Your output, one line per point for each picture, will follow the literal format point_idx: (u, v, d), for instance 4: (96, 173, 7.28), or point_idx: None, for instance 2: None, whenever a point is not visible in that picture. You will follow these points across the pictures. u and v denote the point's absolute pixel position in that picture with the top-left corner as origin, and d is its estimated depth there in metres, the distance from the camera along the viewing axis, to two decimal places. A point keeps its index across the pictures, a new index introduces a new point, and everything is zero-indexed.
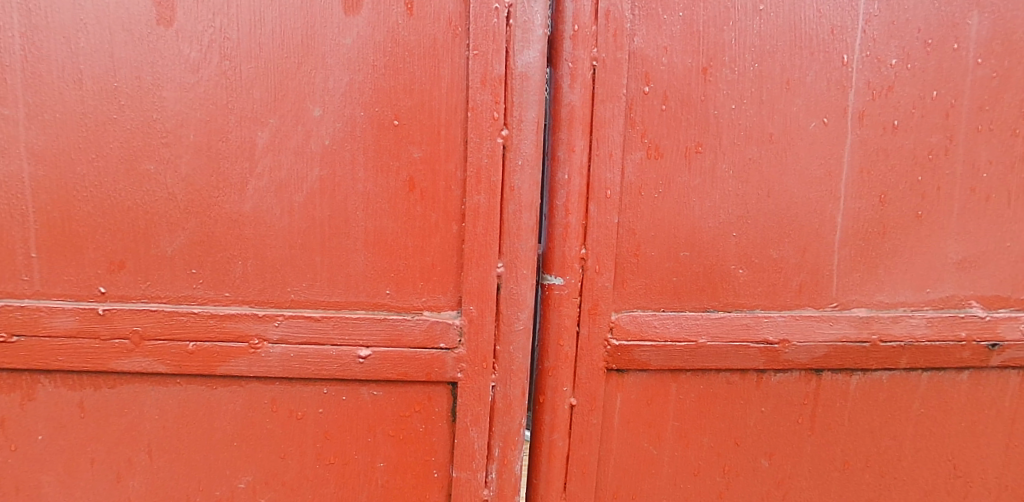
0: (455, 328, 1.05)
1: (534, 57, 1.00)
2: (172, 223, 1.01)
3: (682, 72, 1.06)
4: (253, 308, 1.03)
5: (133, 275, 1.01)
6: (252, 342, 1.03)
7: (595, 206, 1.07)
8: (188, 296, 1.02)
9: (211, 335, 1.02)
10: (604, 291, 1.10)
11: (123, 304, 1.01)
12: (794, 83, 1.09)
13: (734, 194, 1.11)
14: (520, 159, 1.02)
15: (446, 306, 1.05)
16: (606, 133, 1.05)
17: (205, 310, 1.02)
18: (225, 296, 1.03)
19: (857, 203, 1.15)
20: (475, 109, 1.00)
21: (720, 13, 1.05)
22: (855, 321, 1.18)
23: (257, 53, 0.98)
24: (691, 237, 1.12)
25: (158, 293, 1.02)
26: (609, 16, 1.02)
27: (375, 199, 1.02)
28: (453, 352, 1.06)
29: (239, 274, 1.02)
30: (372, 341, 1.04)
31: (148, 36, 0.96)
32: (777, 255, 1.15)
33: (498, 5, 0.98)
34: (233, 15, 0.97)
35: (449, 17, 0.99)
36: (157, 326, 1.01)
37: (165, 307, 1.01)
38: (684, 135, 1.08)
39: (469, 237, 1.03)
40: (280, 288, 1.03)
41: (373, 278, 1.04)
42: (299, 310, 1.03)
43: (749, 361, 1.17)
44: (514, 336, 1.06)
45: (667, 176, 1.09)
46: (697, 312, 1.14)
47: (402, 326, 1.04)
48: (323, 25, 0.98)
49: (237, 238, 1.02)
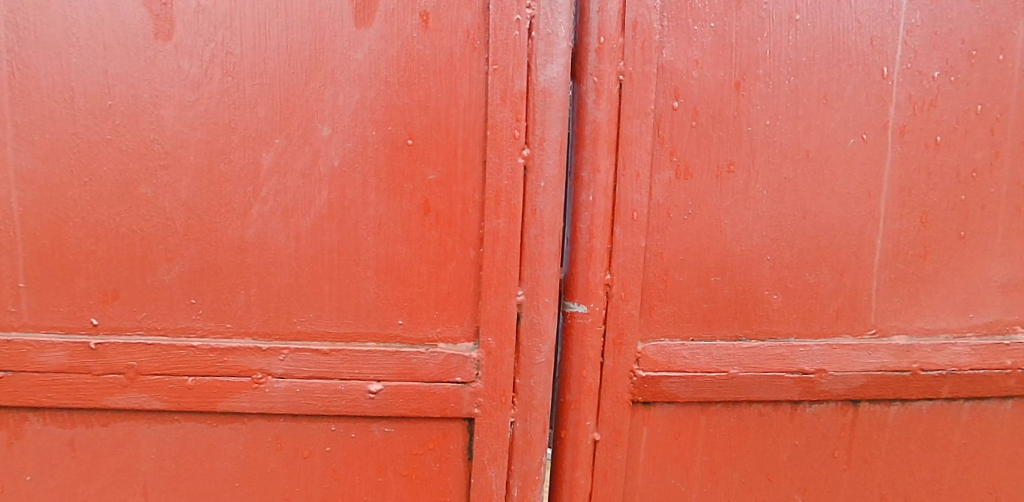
0: (472, 361, 0.98)
1: (557, 72, 0.94)
2: (170, 250, 0.94)
3: (713, 86, 0.99)
4: (256, 342, 0.96)
5: (127, 306, 0.94)
6: (255, 377, 0.96)
7: (621, 229, 1.00)
8: (187, 328, 0.95)
9: (212, 370, 0.95)
10: (631, 320, 1.03)
11: (116, 337, 0.94)
12: (831, 97, 1.02)
13: (768, 216, 1.04)
14: (543, 182, 0.95)
15: (462, 338, 0.99)
16: (633, 151, 0.98)
17: (204, 343, 0.95)
18: (226, 328, 0.96)
19: (897, 224, 1.08)
20: (495, 127, 0.94)
21: (754, 23, 0.99)
22: (894, 350, 1.11)
23: (260, 69, 0.92)
24: (723, 261, 1.05)
25: (154, 325, 0.95)
26: (637, 28, 0.95)
27: (387, 224, 0.96)
28: (470, 386, 0.99)
29: (241, 304, 0.96)
30: (383, 376, 0.97)
31: (143, 51, 0.90)
32: (813, 280, 1.08)
33: (520, 16, 0.92)
34: (236, 28, 0.91)
35: (467, 29, 0.93)
36: (153, 361, 0.94)
37: (162, 341, 0.95)
38: (716, 153, 1.01)
39: (487, 263, 0.96)
40: (284, 319, 0.96)
41: (386, 308, 0.97)
42: (306, 344, 0.97)
43: (783, 392, 1.10)
44: (534, 369, 0.99)
45: (697, 197, 1.02)
46: (728, 342, 1.07)
47: (416, 359, 0.97)
48: (332, 38, 0.92)
49: (240, 266, 0.95)
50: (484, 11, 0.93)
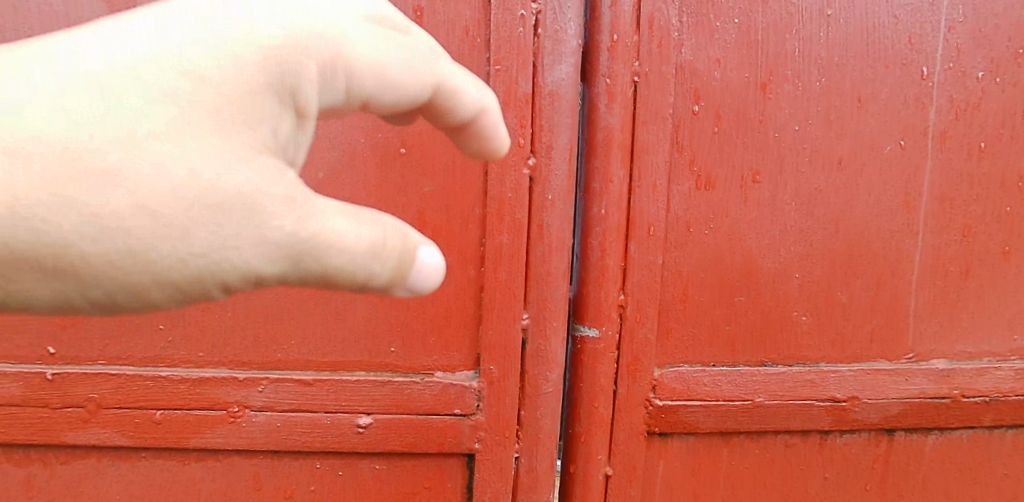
0: (472, 392, 0.89)
1: (566, 73, 0.85)
2: None
3: (738, 88, 0.90)
4: (233, 371, 0.87)
5: (88, 333, 0.86)
6: (231, 410, 0.87)
7: (636, 245, 0.91)
8: (155, 357, 0.87)
9: (183, 403, 0.87)
10: (646, 345, 0.94)
11: (77, 367, 0.86)
12: (866, 100, 0.93)
13: (798, 229, 0.95)
14: (550, 194, 0.87)
15: (461, 366, 0.90)
16: (648, 160, 0.89)
17: (174, 373, 0.86)
18: (199, 357, 0.87)
19: (937, 238, 0.99)
20: None
21: (782, 19, 0.90)
22: (934, 376, 1.02)
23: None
24: (748, 279, 0.95)
25: (118, 354, 0.86)
26: (653, 24, 0.86)
27: None
28: (470, 418, 0.90)
29: (216, 330, 0.87)
30: (374, 408, 0.88)
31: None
32: (845, 300, 0.98)
33: (525, 11, 0.84)
34: None
35: (467, 25, 0.84)
36: (118, 393, 0.86)
37: (128, 370, 0.86)
38: (740, 161, 0.92)
39: (489, 284, 0.88)
40: (264, 346, 0.87)
41: (378, 334, 0.89)
42: (288, 373, 0.88)
43: (812, 422, 1.01)
44: (542, 400, 0.90)
45: (719, 210, 0.93)
46: (753, 367, 0.98)
47: (410, 390, 0.89)
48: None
49: None
50: (485, 5, 0.84)
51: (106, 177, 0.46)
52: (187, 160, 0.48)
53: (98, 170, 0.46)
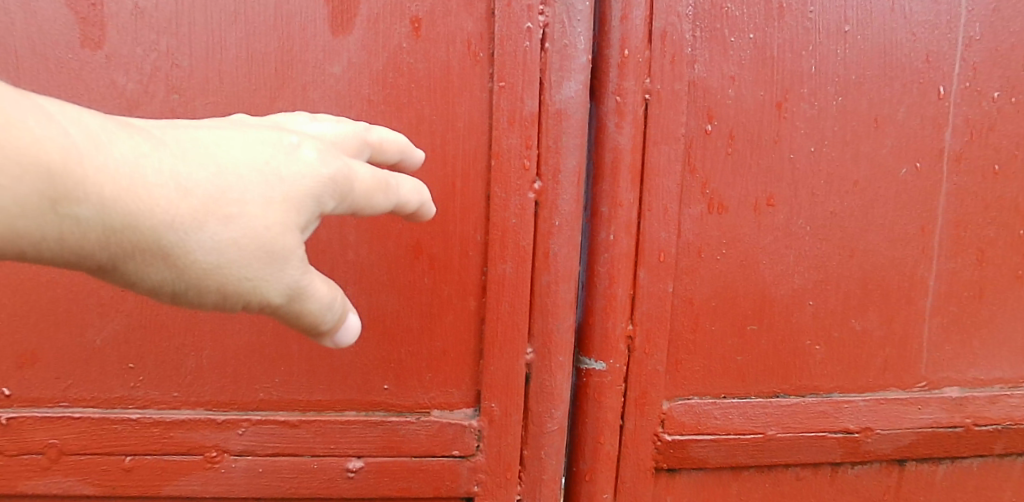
0: (472, 431, 0.84)
1: (575, 90, 0.80)
2: (102, 305, 0.77)
3: (752, 107, 0.85)
4: (211, 413, 0.81)
5: (45, 373, 0.78)
6: (209, 455, 0.81)
7: (645, 272, 0.86)
8: (123, 398, 0.79)
9: (156, 448, 0.80)
10: (655, 377, 0.89)
11: (34, 409, 0.78)
12: (882, 121, 0.89)
13: (811, 255, 0.91)
14: (558, 220, 0.82)
15: (460, 403, 0.85)
16: (660, 183, 0.84)
17: (145, 416, 0.79)
18: (173, 398, 0.80)
19: (951, 263, 0.95)
20: (501, 154, 0.80)
21: (798, 35, 0.85)
22: (947, 405, 0.99)
23: (214, 83, 0.76)
24: (760, 307, 0.91)
25: (82, 395, 0.79)
26: (666, 39, 0.81)
27: (371, 270, 0.81)
28: (469, 460, 0.85)
29: (192, 369, 0.80)
30: (365, 451, 0.83)
31: (67, 63, 0.74)
32: (859, 327, 0.94)
33: (532, 24, 0.78)
34: (184, 35, 0.75)
35: (468, 38, 0.79)
36: (82, 438, 0.79)
37: (93, 413, 0.79)
38: (752, 184, 0.87)
39: (492, 316, 0.83)
40: (246, 385, 0.81)
41: (369, 370, 0.82)
42: (270, 414, 0.81)
43: (825, 454, 0.96)
44: (546, 440, 0.85)
45: (731, 235, 0.88)
46: (765, 399, 0.94)
47: (405, 430, 0.83)
48: (302, 47, 0.77)
49: (188, 322, 0.79)
50: (488, 17, 0.79)
51: (215, 202, 0.51)
52: (274, 213, 0.53)
53: (208, 192, 0.51)
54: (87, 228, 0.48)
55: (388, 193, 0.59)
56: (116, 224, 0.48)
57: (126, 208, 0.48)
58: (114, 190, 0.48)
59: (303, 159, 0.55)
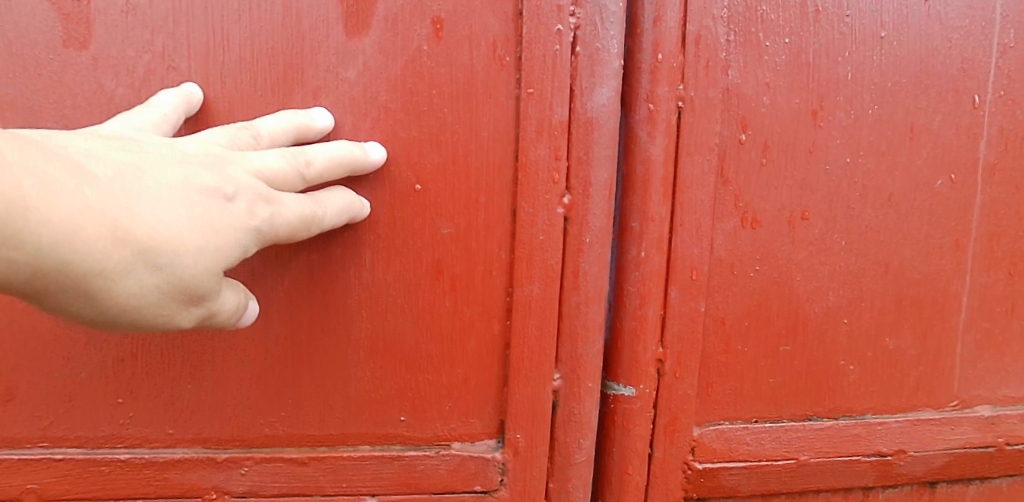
0: (495, 464, 0.82)
1: (608, 97, 0.75)
2: (88, 336, 0.74)
3: (788, 115, 0.81)
4: (211, 451, 0.78)
5: (25, 412, 0.75)
6: (207, 496, 0.79)
7: (677, 291, 0.81)
8: (111, 437, 0.77)
9: (149, 490, 0.78)
10: (686, 401, 0.84)
11: (13, 450, 0.76)
12: (918, 130, 0.85)
13: (846, 272, 0.86)
14: (588, 237, 0.78)
15: (482, 435, 0.82)
16: (691, 196, 0.79)
17: (135, 456, 0.77)
18: (166, 435, 0.78)
19: (985, 277, 0.91)
20: (528, 167, 0.76)
21: (834, 40, 0.81)
22: (980, 424, 0.94)
23: (217, 88, 0.71)
24: (794, 326, 0.86)
25: (65, 435, 0.76)
26: (700, 43, 0.76)
27: (388, 293, 0.78)
28: (492, 495, 0.82)
29: (189, 404, 0.77)
30: (379, 489, 0.81)
31: (47, 65, 0.68)
32: (892, 346, 0.90)
33: (562, 26, 0.73)
34: (181, 35, 0.70)
35: (494, 40, 0.74)
36: (64, 482, 0.76)
37: (77, 454, 0.76)
38: (786, 197, 0.83)
39: (519, 339, 0.79)
40: (250, 422, 0.79)
41: (386, 401, 0.80)
42: (275, 451, 0.79)
43: (857, 479, 0.92)
44: (575, 471, 0.83)
45: (766, 251, 0.83)
46: (798, 422, 0.89)
47: (423, 465, 0.81)
48: (314, 49, 0.72)
49: (187, 353, 0.76)
50: (515, 18, 0.75)
51: (149, 253, 0.54)
52: (202, 262, 0.57)
53: (143, 242, 0.54)
54: (20, 267, 0.50)
55: (312, 225, 0.66)
56: (53, 266, 0.51)
57: (62, 257, 0.51)
58: (54, 239, 0.50)
59: (237, 210, 0.60)
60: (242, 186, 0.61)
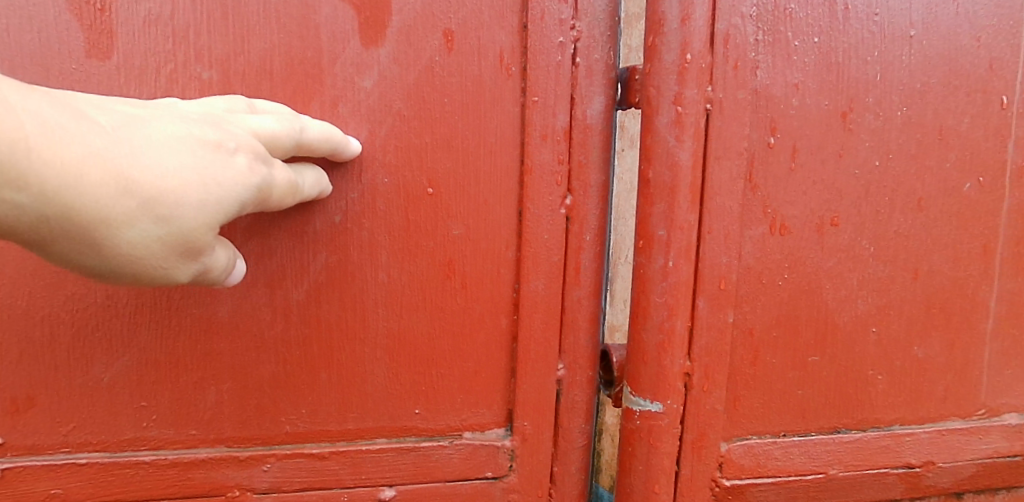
0: (505, 452, 0.82)
1: (601, 106, 0.77)
2: (110, 341, 0.72)
3: (817, 118, 0.78)
4: (232, 450, 0.77)
5: (46, 418, 0.72)
6: (231, 494, 0.77)
7: (706, 301, 0.77)
8: (134, 440, 0.75)
9: (172, 491, 0.76)
10: (714, 416, 0.81)
11: (33, 457, 0.73)
12: (947, 132, 0.82)
13: (875, 278, 0.83)
14: (589, 234, 0.79)
15: (492, 424, 0.82)
16: (719, 202, 0.76)
17: (159, 458, 0.75)
18: (189, 436, 0.76)
19: (1013, 282, 0.88)
20: (534, 170, 0.76)
21: (863, 40, 0.78)
22: (1007, 432, 0.91)
23: (239, 97, 0.70)
24: (822, 335, 0.83)
25: (86, 440, 0.74)
26: (729, 43, 0.73)
27: (402, 293, 0.77)
28: (502, 481, 0.82)
29: (211, 404, 0.76)
30: (397, 479, 0.80)
31: (70, 75, 0.67)
32: (920, 355, 0.87)
33: (564, 38, 0.74)
34: (203, 44, 0.69)
35: (501, 52, 0.74)
36: (88, 486, 0.74)
37: (100, 458, 0.74)
38: (815, 202, 0.80)
39: (525, 334, 0.80)
40: (270, 419, 0.77)
41: (400, 397, 0.79)
42: (295, 447, 0.78)
43: (885, 492, 0.89)
44: (573, 454, 0.84)
45: (795, 257, 0.80)
46: (826, 435, 0.86)
47: (438, 455, 0.80)
48: (332, 59, 0.71)
49: (205, 356, 0.74)
50: (521, 30, 0.75)
51: (154, 202, 0.51)
52: (206, 214, 0.54)
53: (146, 190, 0.51)
54: (22, 211, 0.48)
55: (297, 194, 0.64)
56: (57, 214, 0.48)
57: (66, 203, 0.48)
58: (58, 184, 0.47)
59: (239, 164, 0.56)
60: (243, 142, 0.58)
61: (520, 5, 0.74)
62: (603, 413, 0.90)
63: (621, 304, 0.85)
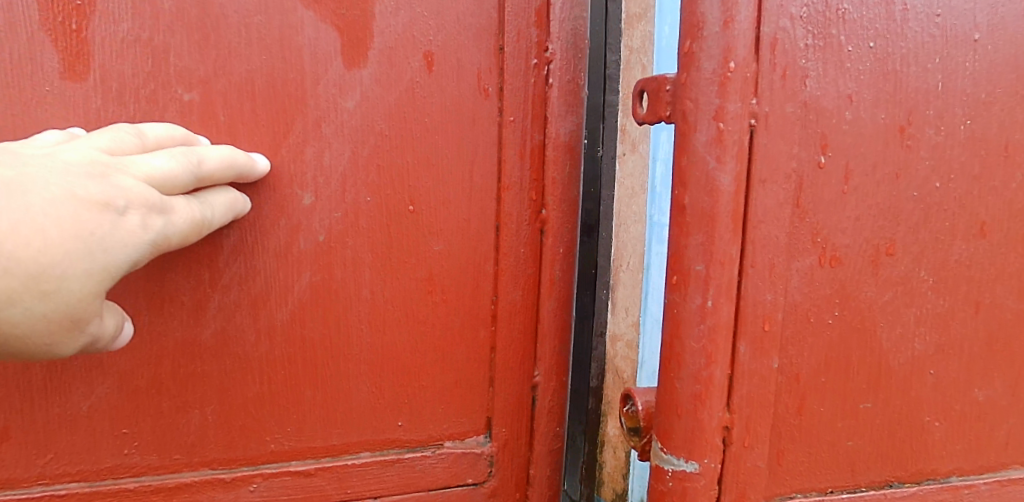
0: (484, 458, 0.79)
1: (572, 127, 0.75)
2: (89, 368, 0.66)
3: (873, 133, 0.68)
4: (215, 471, 0.71)
5: (24, 449, 0.66)
6: None
7: (747, 346, 0.68)
8: (116, 467, 0.68)
9: None
10: (755, 474, 0.71)
11: (8, 492, 0.66)
12: (1013, 149, 0.73)
13: (934, 313, 0.74)
14: (563, 246, 0.77)
15: (471, 431, 0.78)
16: (764, 231, 0.66)
17: (145, 484, 0.69)
18: (172, 461, 0.70)
19: None
20: (509, 187, 0.74)
21: (922, 44, 0.69)
22: None
23: (221, 118, 0.65)
24: (876, 378, 0.73)
25: (67, 469, 0.67)
26: (776, 49, 0.63)
27: (385, 310, 0.73)
28: (482, 487, 0.79)
29: (195, 427, 0.70)
30: (383, 492, 0.76)
31: (41, 98, 0.61)
32: (982, 397, 0.77)
33: (539, 59, 0.73)
34: (184, 65, 0.63)
35: (479, 71, 0.71)
36: None
37: (80, 488, 0.68)
38: (871, 229, 0.70)
39: (501, 344, 0.77)
40: (254, 439, 0.72)
41: (383, 410, 0.75)
42: (280, 466, 0.73)
43: None
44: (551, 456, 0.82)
45: (846, 292, 0.70)
46: (878, 490, 0.76)
47: (421, 466, 0.77)
48: (313, 80, 0.67)
49: (187, 380, 0.69)
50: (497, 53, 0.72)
51: (37, 277, 0.46)
52: (94, 282, 0.49)
53: (29, 265, 0.46)
54: None
55: (202, 231, 0.58)
56: None
57: None
58: None
59: (130, 224, 0.51)
60: (136, 193, 0.51)
61: (497, 26, 0.71)
62: (604, 423, 0.84)
63: (623, 312, 0.80)
